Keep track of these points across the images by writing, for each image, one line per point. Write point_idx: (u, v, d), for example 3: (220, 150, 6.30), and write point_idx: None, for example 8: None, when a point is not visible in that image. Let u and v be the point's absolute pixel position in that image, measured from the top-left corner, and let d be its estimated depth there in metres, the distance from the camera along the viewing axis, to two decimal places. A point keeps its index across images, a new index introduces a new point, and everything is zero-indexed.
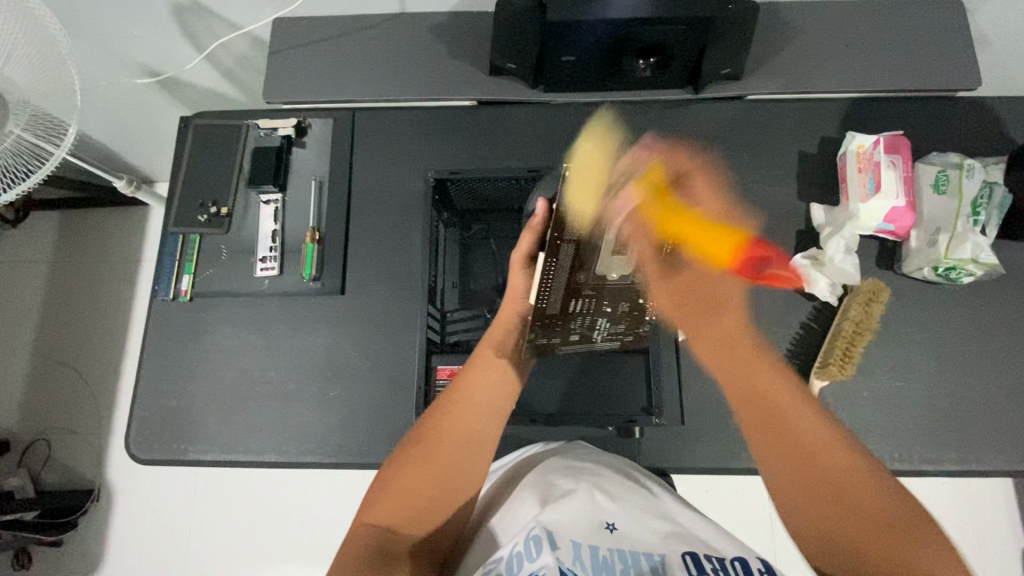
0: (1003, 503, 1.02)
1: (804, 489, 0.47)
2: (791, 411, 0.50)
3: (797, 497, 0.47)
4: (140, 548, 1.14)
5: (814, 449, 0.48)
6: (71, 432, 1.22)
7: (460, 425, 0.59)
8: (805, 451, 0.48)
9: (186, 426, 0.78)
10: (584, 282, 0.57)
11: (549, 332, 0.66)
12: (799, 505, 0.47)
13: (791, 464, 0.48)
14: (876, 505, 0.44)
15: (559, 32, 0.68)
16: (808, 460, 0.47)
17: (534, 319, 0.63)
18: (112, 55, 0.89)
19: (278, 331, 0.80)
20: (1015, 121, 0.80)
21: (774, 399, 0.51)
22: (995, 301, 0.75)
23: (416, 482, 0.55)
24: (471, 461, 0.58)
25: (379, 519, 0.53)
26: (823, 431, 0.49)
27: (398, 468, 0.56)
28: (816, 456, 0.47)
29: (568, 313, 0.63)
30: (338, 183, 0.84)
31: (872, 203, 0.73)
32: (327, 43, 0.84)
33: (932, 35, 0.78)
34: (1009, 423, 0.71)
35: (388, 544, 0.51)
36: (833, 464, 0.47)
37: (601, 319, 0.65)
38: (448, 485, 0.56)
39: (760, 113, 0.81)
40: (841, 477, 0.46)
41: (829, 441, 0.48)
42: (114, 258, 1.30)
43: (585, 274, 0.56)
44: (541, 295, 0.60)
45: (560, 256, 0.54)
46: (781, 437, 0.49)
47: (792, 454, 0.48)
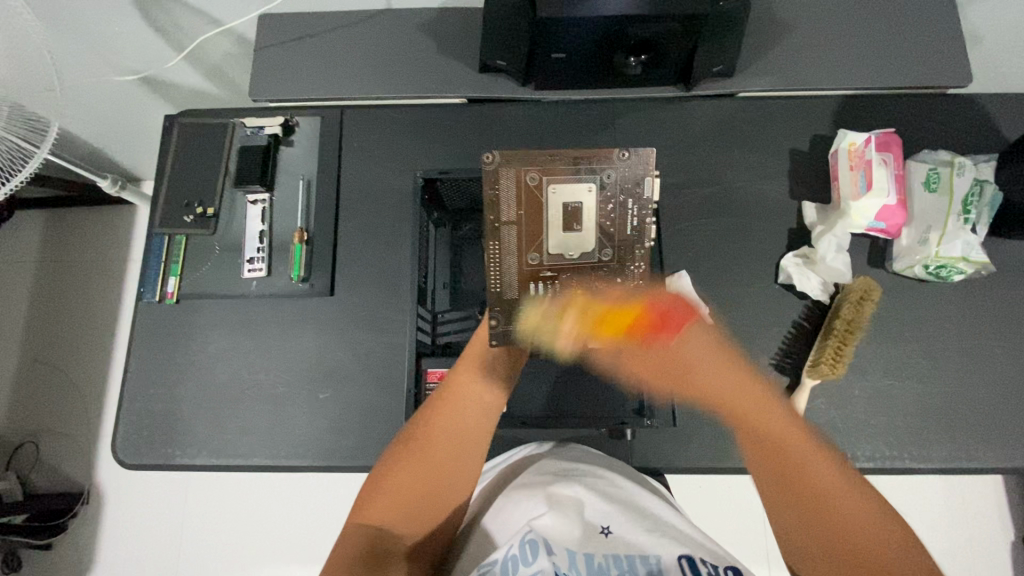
0: (992, 497, 1.03)
1: (810, 522, 0.49)
2: (776, 426, 0.55)
3: (795, 522, 0.50)
4: (131, 550, 1.13)
5: (820, 480, 0.50)
6: (59, 433, 1.20)
7: (452, 422, 0.60)
8: (815, 485, 0.50)
9: (174, 429, 0.77)
10: (537, 259, 0.65)
11: (519, 316, 0.67)
12: (791, 522, 0.51)
13: (793, 492, 0.51)
14: (877, 537, 0.47)
15: (549, 29, 0.67)
16: (816, 494, 0.50)
17: (498, 305, 0.67)
18: (94, 52, 0.87)
19: (268, 333, 0.79)
20: (1005, 117, 0.80)
21: (746, 411, 0.57)
22: (985, 298, 0.75)
23: (408, 482, 0.55)
24: (464, 458, 0.58)
25: (372, 519, 0.53)
26: (812, 452, 0.52)
27: (391, 468, 0.56)
28: (826, 492, 0.50)
29: (533, 296, 0.67)
30: (327, 182, 0.82)
31: (864, 200, 0.72)
32: (314, 40, 0.83)
33: (922, 32, 0.78)
34: (999, 419, 0.72)
35: (380, 545, 0.51)
36: (842, 504, 0.49)
37: (575, 301, 0.68)
38: (440, 485, 0.56)
39: (752, 110, 0.81)
40: (850, 513, 0.48)
41: (840, 481, 0.50)
42: (101, 257, 1.28)
43: (538, 250, 0.64)
44: (496, 279, 0.66)
45: (503, 235, 0.64)
46: (795, 476, 0.51)
47: (805, 491, 0.50)
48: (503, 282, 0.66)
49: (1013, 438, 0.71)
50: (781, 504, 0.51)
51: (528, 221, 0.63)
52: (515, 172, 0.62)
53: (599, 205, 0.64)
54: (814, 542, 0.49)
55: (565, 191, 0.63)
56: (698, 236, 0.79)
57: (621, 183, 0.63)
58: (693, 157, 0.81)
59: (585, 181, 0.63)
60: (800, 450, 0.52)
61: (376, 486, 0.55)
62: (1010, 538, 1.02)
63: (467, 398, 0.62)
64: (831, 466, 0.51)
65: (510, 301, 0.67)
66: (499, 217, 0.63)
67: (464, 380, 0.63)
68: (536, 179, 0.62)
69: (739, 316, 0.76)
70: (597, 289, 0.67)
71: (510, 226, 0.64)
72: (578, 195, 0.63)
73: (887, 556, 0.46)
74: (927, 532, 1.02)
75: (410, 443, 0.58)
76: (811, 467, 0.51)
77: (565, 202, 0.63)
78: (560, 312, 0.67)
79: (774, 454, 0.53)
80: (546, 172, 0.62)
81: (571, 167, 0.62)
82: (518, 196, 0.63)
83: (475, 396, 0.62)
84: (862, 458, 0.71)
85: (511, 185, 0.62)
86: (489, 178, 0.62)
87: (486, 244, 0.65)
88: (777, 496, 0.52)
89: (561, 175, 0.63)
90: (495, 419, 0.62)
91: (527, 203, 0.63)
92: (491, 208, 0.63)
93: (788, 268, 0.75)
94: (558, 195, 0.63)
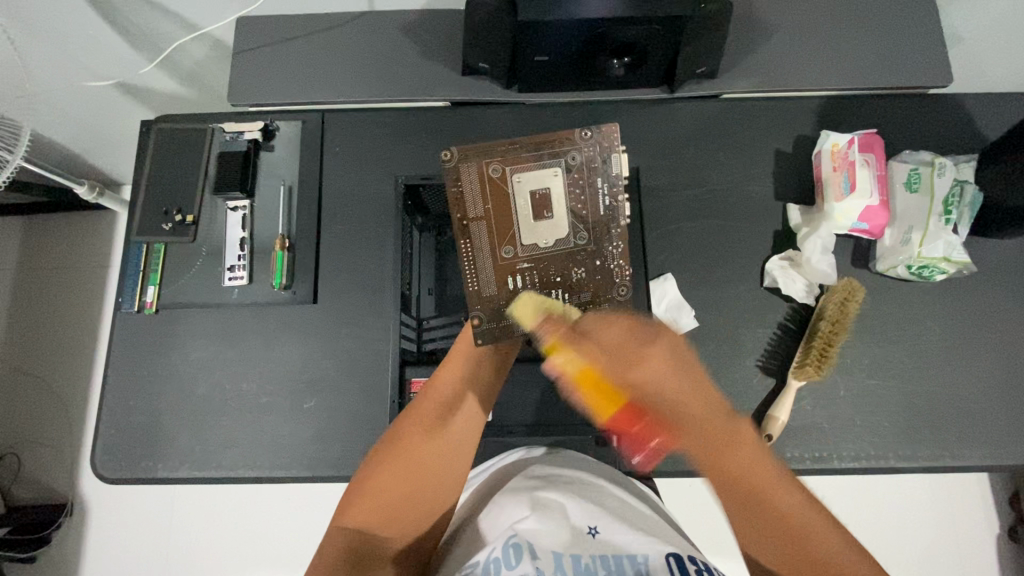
0: (976, 492, 1.05)
1: (763, 528, 0.44)
2: (743, 452, 0.46)
3: (743, 527, 0.45)
4: (116, 562, 1.12)
5: (736, 449, 0.46)
6: (41, 445, 1.18)
7: (438, 422, 0.59)
8: (748, 481, 0.46)
9: (156, 442, 0.76)
10: (512, 253, 0.65)
11: (499, 317, 0.66)
12: (741, 526, 0.46)
13: (745, 495, 0.45)
14: (815, 528, 0.43)
15: (530, 32, 0.67)
16: (756, 490, 0.45)
17: (478, 306, 0.66)
18: (66, 57, 0.85)
19: (250, 342, 0.78)
20: (986, 117, 0.80)
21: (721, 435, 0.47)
22: (967, 297, 0.76)
23: (396, 482, 0.54)
24: (452, 458, 0.58)
25: (355, 523, 0.51)
26: (792, 497, 0.45)
27: (377, 468, 0.55)
28: (763, 487, 0.45)
29: (514, 293, 0.66)
30: (308, 187, 0.81)
31: (847, 202, 0.73)
32: (293, 43, 0.81)
33: (902, 33, 0.78)
34: (982, 417, 0.73)
35: (363, 548, 0.49)
36: (775, 490, 0.45)
37: (558, 293, 0.66)
38: (429, 485, 0.55)
39: (735, 111, 0.81)
40: (788, 506, 0.44)
41: (772, 471, 0.46)
42: (81, 264, 1.26)
43: (511, 243, 0.65)
44: (472, 277, 0.66)
45: (473, 233, 0.65)
46: (725, 476, 0.46)
47: (745, 490, 0.45)
48: (481, 281, 0.66)
49: (994, 436, 0.72)
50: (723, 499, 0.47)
51: (497, 214, 0.64)
52: (476, 167, 0.64)
53: (568, 189, 0.65)
54: (771, 552, 0.44)
55: (531, 179, 0.64)
56: (683, 238, 0.79)
57: (587, 163, 0.65)
58: (677, 159, 0.80)
59: (550, 166, 0.64)
60: (737, 439, 0.47)
61: (360, 488, 0.53)
62: (994, 531, 1.03)
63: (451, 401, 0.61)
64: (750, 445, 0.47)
65: (490, 302, 0.66)
66: (467, 214, 0.64)
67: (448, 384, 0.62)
68: (499, 171, 0.64)
69: (725, 319, 0.76)
70: (579, 276, 0.66)
71: (479, 222, 0.65)
72: (544, 181, 0.64)
73: (830, 553, 0.42)
74: (913, 527, 1.03)
75: (394, 444, 0.57)
76: (734, 461, 0.46)
77: (532, 190, 0.64)
78: None
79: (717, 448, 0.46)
80: (509, 164, 0.64)
81: (533, 153, 0.64)
82: (483, 189, 0.64)
83: (460, 397, 0.61)
84: (849, 458, 0.72)
85: (474, 180, 0.64)
86: (451, 174, 0.64)
87: (458, 243, 0.65)
88: (730, 504, 0.46)
89: (525, 164, 0.64)
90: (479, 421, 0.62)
91: (492, 198, 0.64)
92: (457, 206, 0.64)
93: (773, 272, 0.75)
94: (524, 183, 0.64)
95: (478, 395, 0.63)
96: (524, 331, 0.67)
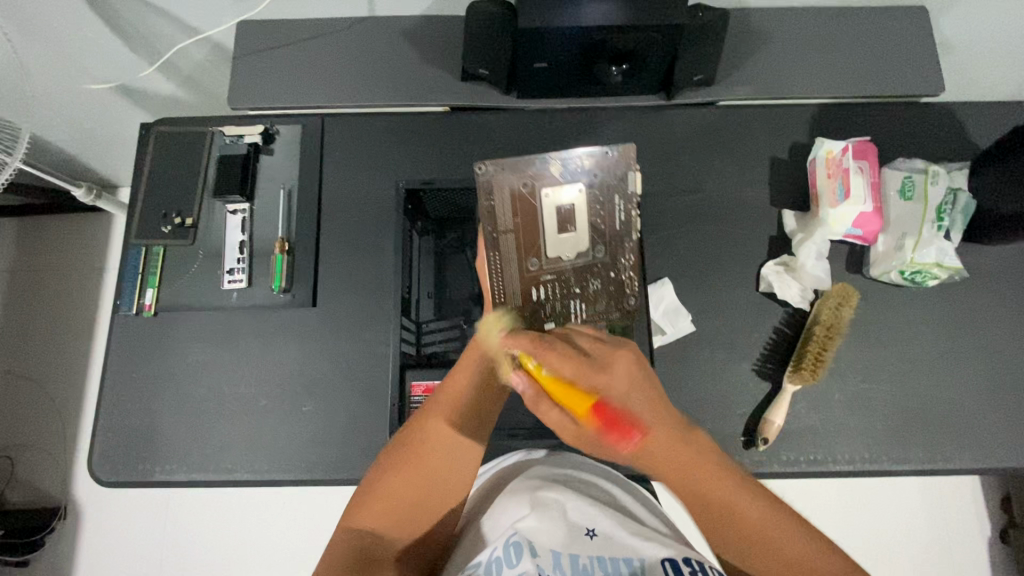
0: (969, 495, 1.06)
1: (743, 545, 0.49)
2: (727, 497, 0.49)
3: (733, 546, 0.49)
4: (111, 565, 1.11)
5: (711, 486, 0.50)
6: (34, 448, 1.17)
7: (448, 428, 0.58)
8: (732, 519, 0.49)
9: (154, 445, 0.76)
10: (537, 266, 0.66)
11: (520, 329, 0.66)
12: (730, 547, 0.49)
13: (728, 519, 0.49)
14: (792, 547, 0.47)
15: (530, 38, 0.67)
16: (742, 519, 0.49)
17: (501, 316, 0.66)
18: (65, 59, 0.85)
19: (248, 345, 0.78)
20: (976, 125, 0.82)
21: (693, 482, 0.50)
22: (959, 302, 0.77)
23: (403, 488, 0.54)
24: (458, 466, 0.57)
25: (364, 525, 0.53)
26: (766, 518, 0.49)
27: (387, 473, 0.55)
28: (744, 519, 0.49)
29: (536, 304, 0.67)
30: (308, 191, 0.81)
31: (842, 208, 0.73)
32: (292, 47, 0.81)
33: (896, 41, 0.79)
34: (973, 421, 0.74)
35: (372, 550, 0.51)
36: (751, 512, 0.49)
37: (577, 304, 0.68)
38: (435, 490, 0.56)
39: (731, 119, 0.82)
40: (773, 532, 0.48)
41: (749, 500, 0.49)
42: (76, 266, 1.25)
43: (537, 256, 0.66)
44: (498, 288, 0.66)
45: (501, 245, 0.66)
46: (719, 506, 0.49)
47: (736, 522, 0.49)
48: (506, 293, 0.66)
49: (985, 439, 0.73)
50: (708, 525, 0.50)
51: (525, 227, 0.66)
52: (506, 180, 0.65)
53: (591, 204, 0.67)
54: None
55: (559, 195, 0.66)
56: (680, 243, 0.79)
57: (608, 181, 0.67)
58: (674, 165, 0.81)
59: (576, 181, 0.66)
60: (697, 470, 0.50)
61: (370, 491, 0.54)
62: (986, 534, 1.05)
63: (463, 405, 0.59)
64: (705, 456, 0.50)
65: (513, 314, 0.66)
66: (496, 227, 0.65)
67: (462, 386, 0.60)
68: (528, 186, 0.65)
69: (721, 323, 0.77)
70: (595, 289, 0.68)
71: (507, 234, 0.65)
72: (570, 197, 0.66)
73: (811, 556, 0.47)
74: (907, 529, 1.04)
75: (405, 449, 0.57)
76: (729, 502, 0.49)
77: (558, 205, 0.66)
78: (562, 313, 0.67)
79: (699, 501, 0.50)
80: (537, 179, 0.66)
81: (562, 170, 0.66)
82: (513, 204, 0.65)
83: (473, 403, 0.60)
84: (843, 461, 0.73)
85: (503, 194, 0.65)
86: (484, 188, 0.65)
87: (486, 253, 0.66)
88: (714, 530, 0.50)
89: (552, 180, 0.66)
90: (489, 424, 0.61)
91: (521, 211, 0.65)
92: (487, 218, 0.65)
93: (768, 276, 0.76)
94: (552, 198, 0.65)
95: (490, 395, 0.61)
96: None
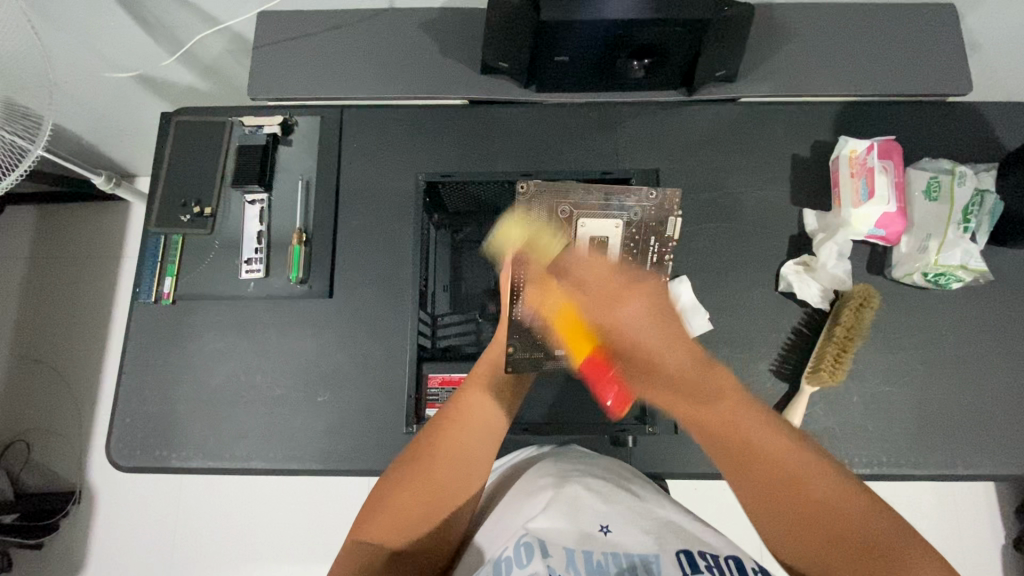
0: (984, 502, 1.05)
1: (791, 523, 0.42)
2: (804, 473, 0.42)
3: (766, 516, 0.43)
4: (124, 549, 1.12)
5: (765, 449, 0.43)
6: (51, 432, 1.19)
7: (455, 441, 0.58)
8: (794, 480, 0.42)
9: (170, 431, 0.76)
10: None
11: (533, 347, 0.69)
12: (762, 517, 0.43)
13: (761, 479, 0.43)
14: (840, 504, 0.41)
15: (553, 31, 0.67)
16: (791, 480, 0.42)
17: (516, 332, 0.68)
18: (88, 47, 0.86)
19: (265, 335, 0.78)
20: (1004, 126, 0.80)
21: (741, 444, 0.44)
22: (983, 306, 0.76)
23: (413, 499, 0.53)
24: (467, 479, 0.56)
25: (370, 536, 0.51)
26: (818, 465, 0.43)
27: (394, 487, 0.54)
28: (801, 480, 0.42)
29: None
30: (326, 182, 0.82)
31: (865, 208, 0.73)
32: (312, 38, 0.81)
33: (924, 39, 0.78)
34: (995, 426, 0.72)
35: (376, 560, 0.50)
36: (821, 490, 0.41)
37: None
38: (445, 503, 0.54)
39: (753, 116, 0.81)
40: (790, 463, 0.43)
41: (812, 461, 0.43)
42: (93, 253, 1.27)
43: None
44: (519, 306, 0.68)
45: None
46: (744, 451, 0.44)
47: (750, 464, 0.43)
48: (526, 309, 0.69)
49: (1006, 445, 0.72)
50: (734, 477, 0.44)
51: None
52: (549, 203, 0.68)
53: (624, 241, 0.70)
54: (791, 537, 0.42)
55: (594, 226, 0.69)
56: (698, 241, 0.78)
57: (645, 222, 0.69)
58: (694, 162, 0.81)
59: (613, 217, 0.69)
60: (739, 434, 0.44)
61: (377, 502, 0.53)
62: (1001, 542, 1.03)
63: (470, 419, 0.60)
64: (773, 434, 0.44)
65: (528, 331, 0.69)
66: None
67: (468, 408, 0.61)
68: (567, 212, 0.69)
69: (737, 322, 0.76)
70: None
71: None
72: (606, 230, 0.69)
73: (861, 525, 0.40)
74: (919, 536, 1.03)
75: (412, 466, 0.56)
76: (776, 456, 0.43)
77: (592, 236, 0.69)
78: None
79: (738, 459, 0.44)
80: (577, 207, 0.69)
81: (602, 202, 0.68)
82: (551, 226, 0.68)
83: (481, 418, 0.60)
84: (860, 464, 0.72)
85: (544, 215, 0.68)
86: (524, 205, 0.68)
87: None
88: (748, 498, 0.44)
89: (593, 210, 0.69)
90: (498, 442, 0.60)
91: (556, 234, 0.68)
92: (522, 235, 0.68)
93: (788, 276, 0.75)
94: (587, 229, 0.69)
95: (498, 412, 0.62)
96: (551, 363, 0.71)
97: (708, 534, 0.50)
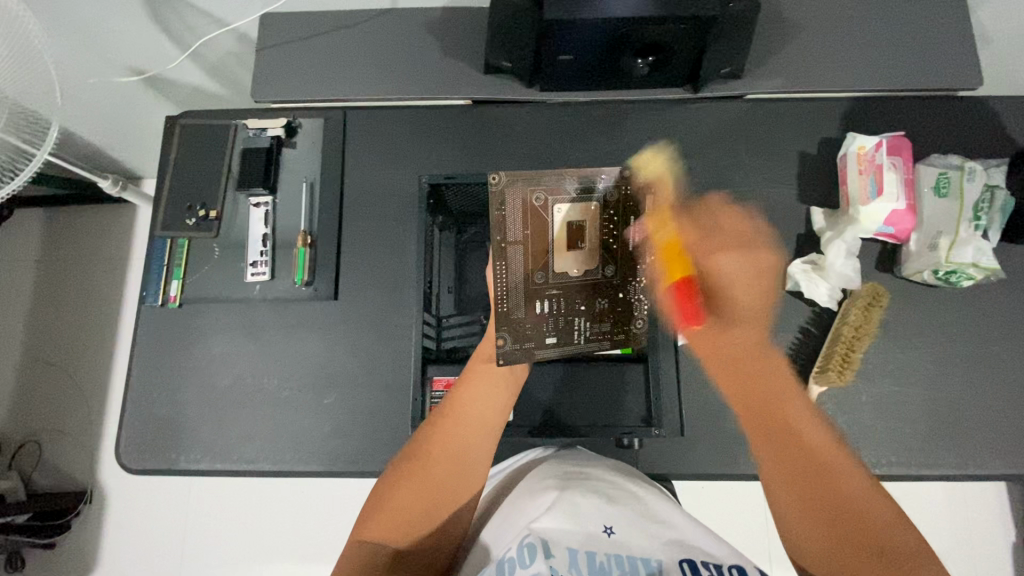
0: (993, 501, 1.04)
1: (817, 507, 0.50)
2: (835, 466, 0.52)
3: (799, 503, 0.51)
4: (134, 548, 1.14)
5: (800, 425, 0.54)
6: (61, 433, 1.20)
7: (451, 442, 0.58)
8: (827, 470, 0.51)
9: (178, 433, 0.77)
10: (543, 279, 0.66)
11: (524, 338, 0.67)
12: (789, 495, 0.52)
13: (802, 480, 0.51)
14: (868, 501, 0.50)
15: (556, 31, 0.66)
16: (823, 467, 0.51)
17: (505, 326, 0.66)
18: (93, 51, 0.86)
19: (270, 338, 0.79)
20: (1015, 120, 0.79)
21: (783, 414, 0.55)
22: (993, 304, 0.75)
23: (411, 497, 0.54)
24: (464, 477, 0.57)
25: (372, 536, 0.52)
26: (852, 472, 0.52)
27: (392, 485, 0.55)
28: (831, 473, 0.51)
29: (541, 316, 0.67)
30: (330, 184, 0.82)
31: (873, 205, 0.72)
32: (316, 39, 0.81)
33: (933, 33, 0.77)
34: (1006, 426, 0.72)
35: (380, 559, 0.51)
36: (848, 484, 0.51)
37: (581, 319, 0.68)
38: (443, 499, 0.55)
39: (760, 113, 0.80)
40: (838, 475, 0.51)
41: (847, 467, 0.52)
42: (102, 255, 1.28)
43: (543, 269, 0.66)
44: (504, 300, 0.66)
45: (511, 255, 0.65)
46: (777, 415, 0.55)
47: (797, 457, 0.52)
48: (510, 302, 0.66)
49: (1018, 445, 0.71)
50: (763, 437, 0.55)
51: (534, 240, 0.65)
52: (521, 194, 0.63)
53: (603, 222, 0.66)
54: (819, 525, 0.50)
55: (571, 211, 0.65)
56: None
57: (621, 202, 0.66)
58: (699, 160, 0.80)
59: (588, 199, 0.65)
60: (786, 416, 0.55)
61: (377, 502, 0.54)
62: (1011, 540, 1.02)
63: (463, 418, 0.60)
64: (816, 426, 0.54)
65: (517, 324, 0.67)
66: (505, 236, 0.64)
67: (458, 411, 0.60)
68: (542, 199, 0.64)
69: None
70: (601, 306, 0.68)
71: (515, 246, 0.65)
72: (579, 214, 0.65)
73: (883, 526, 0.49)
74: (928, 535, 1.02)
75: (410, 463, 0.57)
76: (803, 429, 0.54)
77: (568, 221, 0.65)
78: (565, 325, 0.68)
79: (774, 425, 0.55)
80: (550, 192, 0.64)
81: (575, 187, 0.64)
82: (525, 216, 0.64)
83: (474, 417, 0.60)
84: (868, 464, 0.71)
85: (516, 208, 0.64)
86: (496, 198, 0.63)
87: (493, 265, 0.65)
88: (780, 474, 0.53)
89: (565, 195, 0.64)
90: (494, 440, 0.60)
91: (532, 223, 0.65)
92: (497, 228, 0.64)
93: (796, 275, 0.74)
94: (563, 215, 0.65)
95: (491, 410, 0.61)
96: (547, 352, 0.68)
97: (710, 539, 0.49)
